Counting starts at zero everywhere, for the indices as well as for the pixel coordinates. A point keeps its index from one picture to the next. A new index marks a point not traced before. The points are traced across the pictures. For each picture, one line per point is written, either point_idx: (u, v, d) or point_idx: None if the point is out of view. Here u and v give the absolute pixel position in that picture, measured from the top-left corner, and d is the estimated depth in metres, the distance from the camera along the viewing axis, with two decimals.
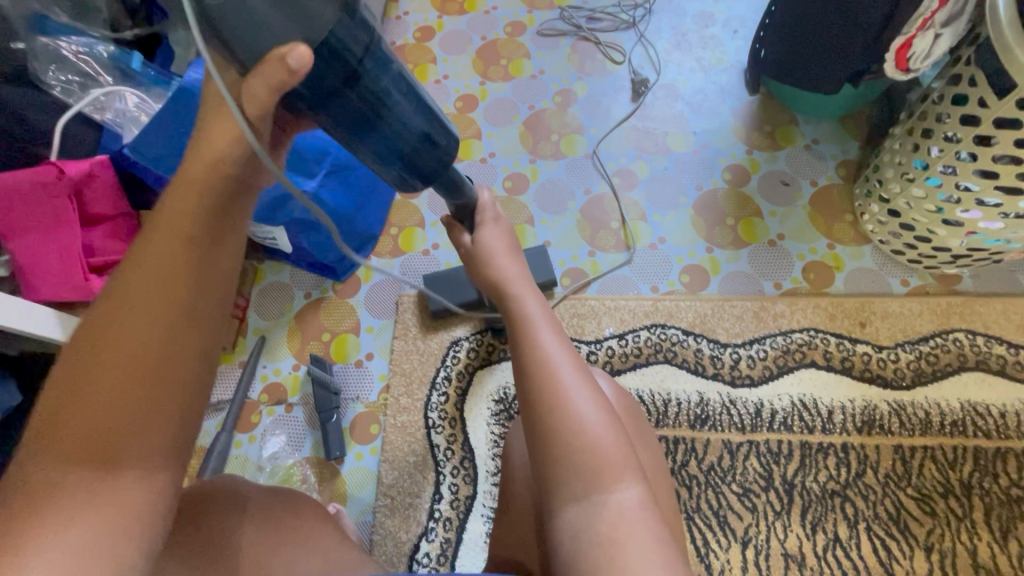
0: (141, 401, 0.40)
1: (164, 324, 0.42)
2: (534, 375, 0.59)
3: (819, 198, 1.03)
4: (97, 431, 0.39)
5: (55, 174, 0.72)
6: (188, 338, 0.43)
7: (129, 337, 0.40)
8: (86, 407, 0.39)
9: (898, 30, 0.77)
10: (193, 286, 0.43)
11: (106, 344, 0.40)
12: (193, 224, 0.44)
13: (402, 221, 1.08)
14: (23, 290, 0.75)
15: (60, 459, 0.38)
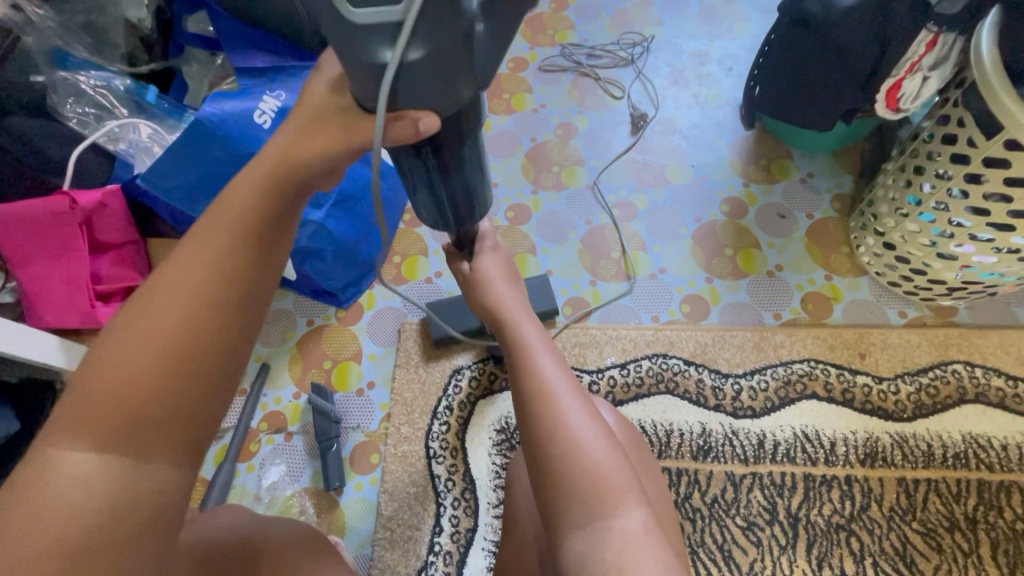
0: (181, 396, 0.43)
1: (207, 335, 0.43)
2: (535, 401, 0.60)
3: (815, 230, 1.05)
4: (138, 421, 0.41)
5: (67, 204, 0.73)
6: (230, 339, 0.45)
7: (172, 344, 0.42)
8: (130, 397, 0.41)
9: (888, 71, 0.81)
10: (241, 289, 0.45)
11: (143, 354, 0.42)
12: (247, 228, 0.45)
13: (405, 249, 1.09)
14: (29, 317, 0.76)
15: (99, 443, 0.40)
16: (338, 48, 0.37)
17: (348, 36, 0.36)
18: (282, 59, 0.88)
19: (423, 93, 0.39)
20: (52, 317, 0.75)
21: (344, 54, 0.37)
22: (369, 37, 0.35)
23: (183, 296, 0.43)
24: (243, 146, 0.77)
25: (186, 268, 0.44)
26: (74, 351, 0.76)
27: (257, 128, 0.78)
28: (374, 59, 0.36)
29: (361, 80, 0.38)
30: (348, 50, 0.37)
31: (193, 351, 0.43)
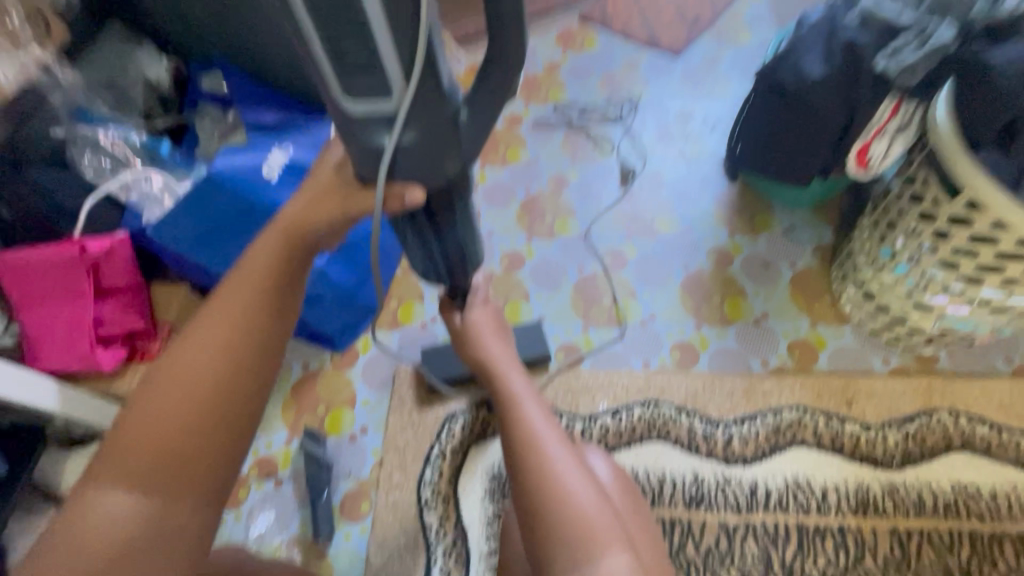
0: (207, 437, 0.49)
1: (229, 384, 0.50)
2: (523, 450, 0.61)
3: (799, 279, 1.09)
4: (170, 456, 0.48)
5: (76, 251, 0.76)
6: (248, 386, 0.51)
7: (199, 392, 0.49)
8: (163, 436, 0.48)
9: (857, 135, 0.88)
10: (259, 341, 0.51)
11: (173, 399, 0.48)
12: (268, 286, 0.51)
13: (401, 294, 1.11)
14: (29, 360, 0.78)
15: (135, 473, 0.48)
16: (344, 136, 0.44)
17: (352, 126, 0.42)
18: (290, 114, 0.93)
19: (420, 167, 0.45)
20: (51, 360, 0.77)
21: (349, 139, 0.44)
22: (368, 126, 0.42)
23: (210, 348, 0.49)
24: (249, 198, 0.80)
25: (212, 322, 0.50)
26: (69, 396, 0.76)
27: (263, 182, 0.81)
28: (374, 143, 0.43)
29: (364, 160, 0.44)
30: (355, 135, 0.43)
31: (219, 398, 0.49)
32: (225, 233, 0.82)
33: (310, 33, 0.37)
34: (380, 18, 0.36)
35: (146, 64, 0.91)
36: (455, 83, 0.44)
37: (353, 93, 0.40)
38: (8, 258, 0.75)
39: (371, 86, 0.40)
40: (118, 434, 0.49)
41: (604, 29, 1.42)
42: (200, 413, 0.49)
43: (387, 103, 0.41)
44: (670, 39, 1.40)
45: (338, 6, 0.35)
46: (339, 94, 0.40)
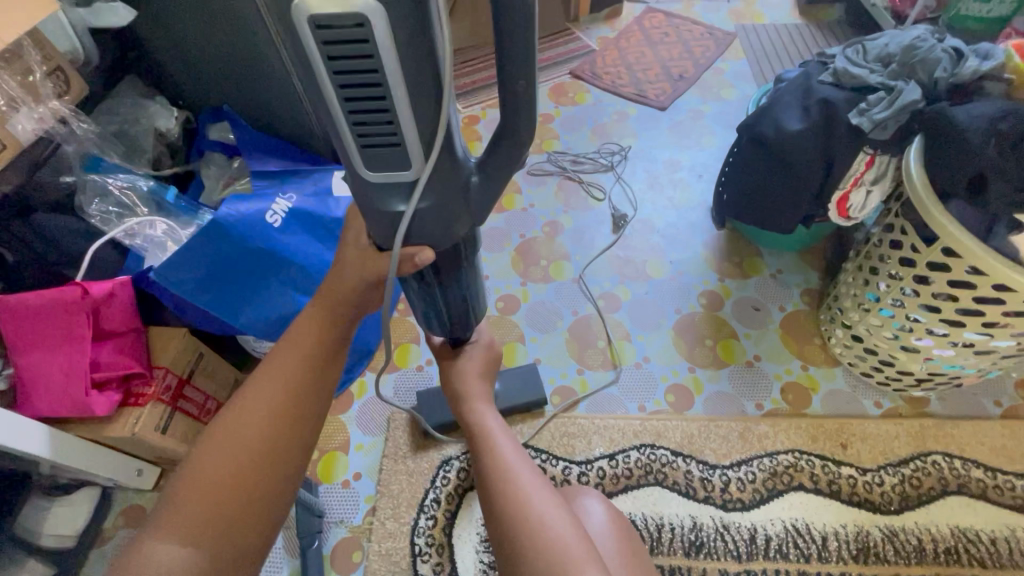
0: (258, 494, 0.51)
1: (281, 440, 0.52)
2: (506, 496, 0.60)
3: (788, 322, 1.12)
4: (224, 515, 0.49)
5: (79, 294, 0.76)
6: (298, 441, 0.53)
7: (255, 449, 0.51)
8: (220, 494, 0.49)
9: (836, 186, 0.93)
10: (309, 398, 0.54)
11: (230, 457, 0.50)
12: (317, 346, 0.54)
13: (397, 337, 1.12)
14: (21, 405, 0.77)
15: (188, 536, 0.48)
16: (361, 201, 0.46)
17: (370, 193, 0.44)
18: (296, 164, 0.98)
19: (433, 231, 0.48)
20: (43, 405, 0.76)
21: (365, 203, 0.46)
22: (386, 194, 0.44)
23: (263, 406, 0.52)
24: (256, 242, 0.85)
25: (265, 382, 0.53)
26: (59, 441, 0.75)
27: (268, 226, 0.86)
28: (390, 209, 0.45)
29: (379, 222, 0.46)
30: (373, 200, 0.45)
31: (268, 454, 0.51)
32: (231, 275, 0.85)
33: (336, 112, 0.39)
34: (406, 102, 0.38)
35: (156, 116, 0.95)
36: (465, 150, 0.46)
37: (374, 164, 0.42)
38: (10, 302, 0.75)
39: (390, 160, 0.41)
40: (172, 497, 0.49)
41: (594, 84, 1.51)
42: (255, 469, 0.51)
43: (406, 173, 0.42)
44: (658, 94, 1.48)
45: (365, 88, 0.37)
46: (359, 164, 0.42)
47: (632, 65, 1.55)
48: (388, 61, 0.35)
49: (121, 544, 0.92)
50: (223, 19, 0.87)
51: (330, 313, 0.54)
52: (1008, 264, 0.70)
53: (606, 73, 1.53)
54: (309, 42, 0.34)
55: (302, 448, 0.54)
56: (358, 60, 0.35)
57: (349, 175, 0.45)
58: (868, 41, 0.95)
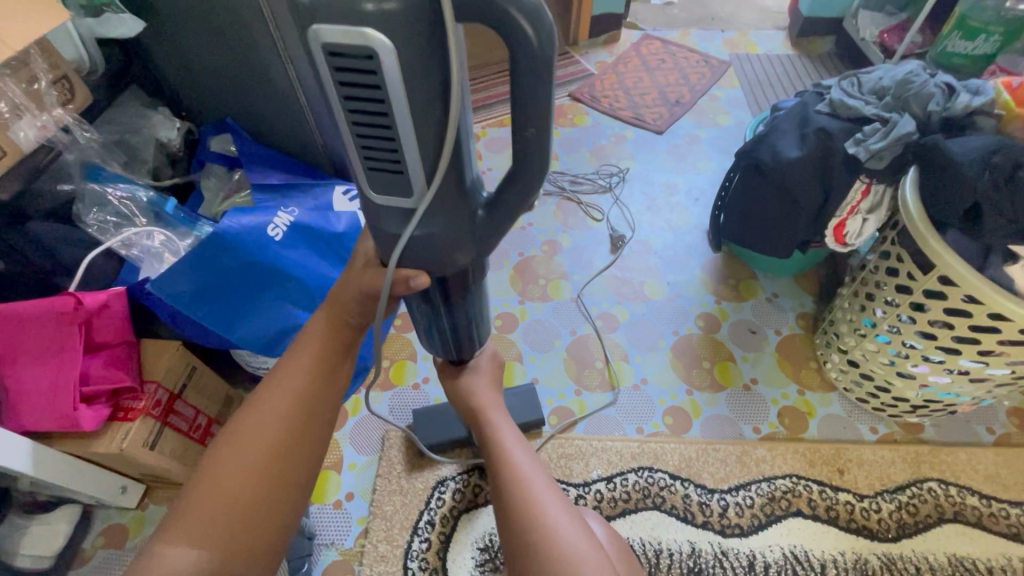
0: (267, 496, 0.49)
1: (290, 439, 0.50)
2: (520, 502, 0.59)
3: (785, 346, 1.12)
4: (231, 519, 0.47)
5: (72, 304, 0.74)
6: (308, 442, 0.51)
7: (263, 448, 0.49)
8: (228, 495, 0.48)
9: (832, 213, 0.94)
10: (318, 397, 0.52)
11: (238, 457, 0.49)
12: (326, 345, 0.53)
13: (394, 353, 1.11)
14: (5, 419, 0.74)
15: (194, 541, 0.46)
16: (370, 220, 0.46)
17: (376, 214, 0.44)
18: (297, 178, 0.98)
19: (436, 258, 0.47)
20: (28, 419, 0.73)
21: (373, 223, 0.45)
22: (389, 217, 0.44)
23: (273, 404, 0.51)
24: (255, 255, 0.84)
25: (276, 381, 0.52)
26: (43, 456, 0.73)
27: (269, 240, 0.86)
28: (394, 231, 0.45)
29: (387, 241, 0.46)
30: (380, 220, 0.44)
31: (276, 453, 0.50)
32: (229, 288, 0.83)
33: (346, 136, 0.38)
34: (411, 139, 0.37)
35: (159, 126, 0.94)
36: (474, 183, 0.46)
37: (379, 189, 0.41)
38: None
39: (394, 188, 0.41)
40: (182, 500, 0.48)
41: (592, 107, 1.53)
42: (263, 469, 0.49)
43: (408, 202, 0.42)
44: (654, 118, 1.51)
45: (371, 120, 0.36)
46: (367, 187, 0.42)
47: (630, 90, 1.58)
48: (395, 96, 0.34)
49: (100, 565, 0.88)
50: (230, 34, 0.87)
51: (335, 322, 0.53)
52: (1004, 294, 0.71)
53: (604, 97, 1.56)
54: (322, 67, 0.34)
55: (316, 455, 0.53)
56: (367, 92, 0.34)
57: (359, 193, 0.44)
58: (862, 74, 0.98)
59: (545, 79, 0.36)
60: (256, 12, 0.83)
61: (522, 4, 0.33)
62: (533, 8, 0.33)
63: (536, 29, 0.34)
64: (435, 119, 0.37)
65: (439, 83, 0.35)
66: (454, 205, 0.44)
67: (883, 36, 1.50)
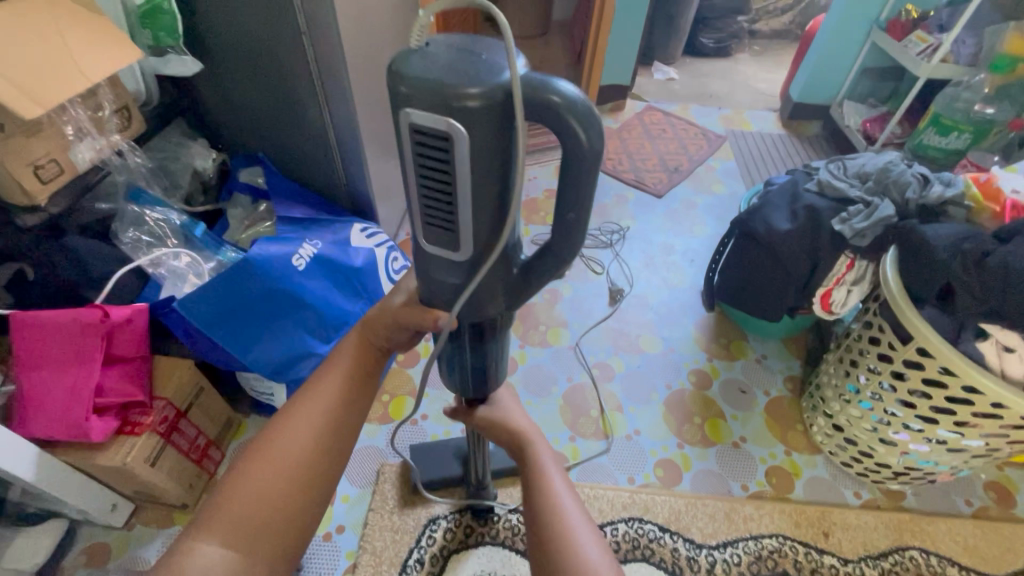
0: (290, 501, 0.50)
1: (317, 447, 0.53)
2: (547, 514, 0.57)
3: (773, 406, 1.17)
4: (254, 521, 0.49)
5: (98, 316, 0.77)
6: (332, 452, 0.54)
7: (291, 454, 0.52)
8: (253, 496, 0.49)
9: (819, 283, 1.01)
10: (345, 409, 0.55)
11: (267, 460, 0.51)
12: (355, 362, 0.58)
13: (394, 388, 1.14)
14: (15, 424, 0.76)
15: (218, 540, 0.48)
16: (419, 265, 0.50)
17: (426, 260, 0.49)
18: (319, 215, 1.04)
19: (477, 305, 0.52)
20: (38, 426, 0.75)
21: (422, 268, 0.50)
22: (437, 264, 0.48)
23: (303, 412, 0.54)
24: (279, 284, 0.88)
25: (308, 393, 0.56)
26: (46, 465, 0.75)
27: (292, 270, 0.90)
28: (442, 278, 0.49)
29: (431, 286, 0.51)
30: (428, 266, 0.49)
31: (302, 459, 0.52)
32: (249, 312, 0.87)
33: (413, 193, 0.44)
34: (468, 206, 0.42)
35: (198, 155, 1.01)
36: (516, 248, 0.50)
37: (432, 241, 0.46)
38: (27, 317, 0.76)
39: (445, 241, 0.45)
40: (210, 502, 0.50)
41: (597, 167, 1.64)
42: (289, 474, 0.51)
43: (456, 254, 0.46)
44: (654, 182, 1.61)
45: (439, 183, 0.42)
46: (422, 238, 0.47)
47: (632, 155, 1.69)
48: (462, 170, 0.40)
49: None
50: (277, 81, 0.95)
51: (365, 343, 0.58)
52: (977, 368, 0.77)
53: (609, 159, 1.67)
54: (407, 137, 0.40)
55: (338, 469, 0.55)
56: (439, 162, 0.40)
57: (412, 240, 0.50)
58: (848, 160, 1.07)
59: (591, 170, 0.41)
60: (304, 64, 0.91)
61: (577, 111, 0.38)
62: (586, 114, 0.38)
63: (587, 131, 0.39)
64: (491, 193, 0.42)
65: (501, 164, 0.40)
66: (498, 263, 0.48)
67: (866, 125, 1.65)
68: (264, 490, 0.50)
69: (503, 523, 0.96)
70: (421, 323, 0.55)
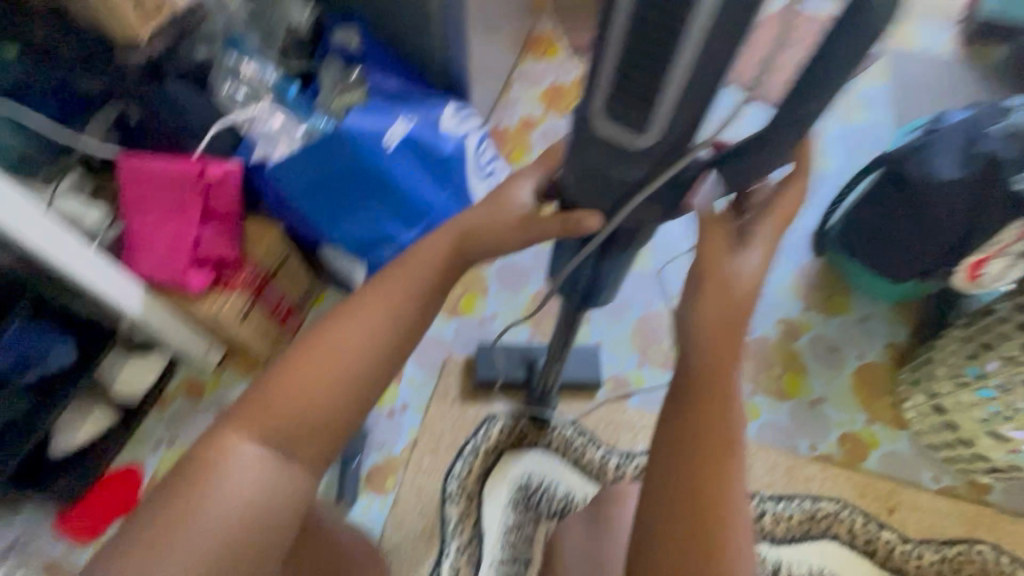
0: (333, 411, 0.49)
1: (366, 365, 0.49)
2: (683, 437, 0.47)
3: (864, 372, 1.07)
4: (296, 424, 0.48)
5: (196, 172, 0.78)
6: (379, 372, 0.50)
7: (338, 366, 0.48)
8: (296, 401, 0.48)
9: (977, 247, 0.86)
10: (403, 329, 0.50)
11: (313, 367, 0.48)
12: (422, 278, 0.51)
13: (467, 285, 1.13)
14: (124, 264, 0.81)
15: (259, 435, 0.48)
16: (578, 151, 0.43)
17: (592, 148, 0.42)
18: (411, 90, 0.96)
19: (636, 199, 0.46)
20: (144, 268, 0.79)
21: (583, 161, 0.44)
22: (607, 155, 0.42)
23: (356, 324, 0.49)
24: (367, 161, 0.84)
25: (366, 301, 0.50)
26: (152, 306, 0.80)
27: (382, 148, 0.85)
28: (608, 169, 0.43)
29: (592, 180, 0.45)
30: (582, 153, 0.43)
31: (351, 376, 0.49)
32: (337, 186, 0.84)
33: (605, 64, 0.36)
34: (679, 78, 0.34)
35: (290, 8, 0.95)
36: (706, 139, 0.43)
37: (610, 119, 0.39)
38: (134, 162, 0.78)
39: (625, 128, 0.39)
40: (253, 395, 0.49)
41: None
42: (334, 386, 0.48)
43: (637, 143, 0.39)
44: None
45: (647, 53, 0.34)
46: (594, 116, 0.39)
47: None
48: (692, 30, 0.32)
49: (178, 410, 0.97)
50: None
51: (443, 263, 0.51)
52: None
53: None
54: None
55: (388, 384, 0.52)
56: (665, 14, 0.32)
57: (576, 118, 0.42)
58: None
59: None
60: None
61: None
62: None
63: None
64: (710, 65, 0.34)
65: (737, 32, 0.33)
66: (666, 158, 0.42)
67: None
68: (309, 395, 0.48)
69: (558, 434, 0.97)
70: (526, 234, 0.50)
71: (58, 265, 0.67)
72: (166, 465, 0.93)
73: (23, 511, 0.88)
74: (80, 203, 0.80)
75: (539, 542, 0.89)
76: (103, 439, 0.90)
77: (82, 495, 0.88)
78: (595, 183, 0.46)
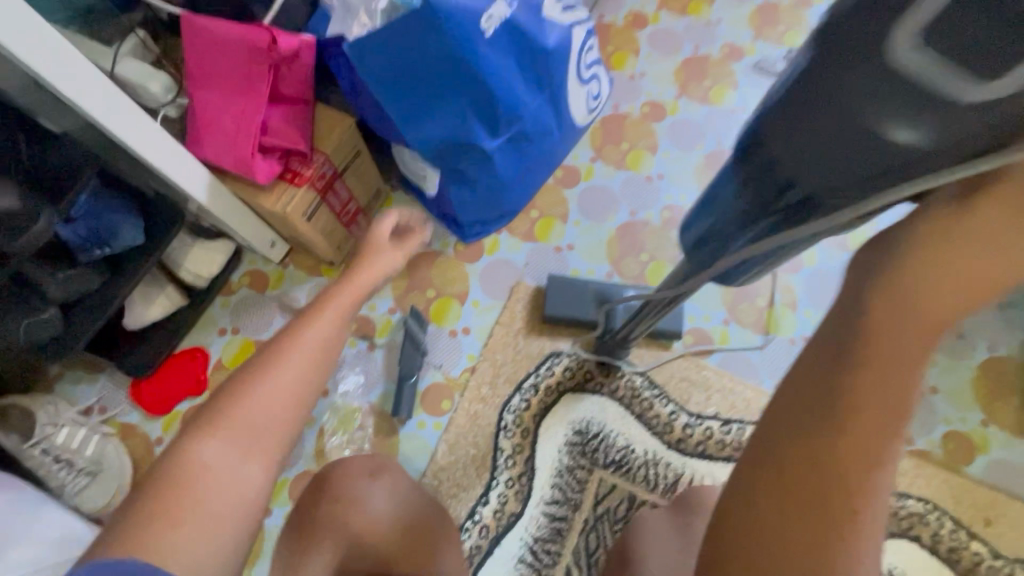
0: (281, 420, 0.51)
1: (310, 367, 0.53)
2: (801, 445, 0.33)
3: (993, 367, 0.92)
4: (246, 431, 0.50)
5: (267, 42, 0.67)
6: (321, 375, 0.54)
7: (288, 373, 0.52)
8: (246, 410, 0.50)
9: None
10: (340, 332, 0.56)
11: (262, 376, 0.51)
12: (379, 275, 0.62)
13: (545, 208, 1.02)
14: (190, 142, 0.74)
15: (214, 443, 0.49)
16: (825, 107, 0.32)
17: (860, 103, 0.31)
18: None
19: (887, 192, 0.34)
20: (210, 150, 0.73)
21: (841, 103, 0.32)
22: (890, 111, 0.30)
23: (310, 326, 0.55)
24: (460, 48, 0.70)
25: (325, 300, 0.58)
26: (217, 192, 0.75)
27: (479, 34, 0.71)
28: (880, 128, 0.31)
29: (833, 133, 0.33)
30: (841, 91, 0.31)
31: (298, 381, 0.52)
32: (420, 76, 0.72)
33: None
34: None
35: None
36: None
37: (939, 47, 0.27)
38: (200, 25, 0.68)
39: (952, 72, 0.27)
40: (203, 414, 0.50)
41: None
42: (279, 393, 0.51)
43: (972, 93, 0.27)
44: None
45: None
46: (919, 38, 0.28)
47: None
48: None
49: (242, 300, 0.96)
50: None
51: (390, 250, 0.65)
52: None
53: None
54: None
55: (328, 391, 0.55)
56: None
57: (828, 61, 0.31)
58: None
59: None
60: None
61: None
62: None
63: None
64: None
65: None
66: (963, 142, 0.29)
67: None
68: (268, 401, 0.51)
69: (626, 382, 0.90)
70: None
71: (116, 133, 0.61)
72: (229, 353, 0.94)
73: (100, 375, 0.92)
74: (146, 68, 0.73)
75: (591, 487, 0.85)
76: (171, 319, 0.91)
77: (153, 370, 0.90)
78: (831, 158, 0.34)
